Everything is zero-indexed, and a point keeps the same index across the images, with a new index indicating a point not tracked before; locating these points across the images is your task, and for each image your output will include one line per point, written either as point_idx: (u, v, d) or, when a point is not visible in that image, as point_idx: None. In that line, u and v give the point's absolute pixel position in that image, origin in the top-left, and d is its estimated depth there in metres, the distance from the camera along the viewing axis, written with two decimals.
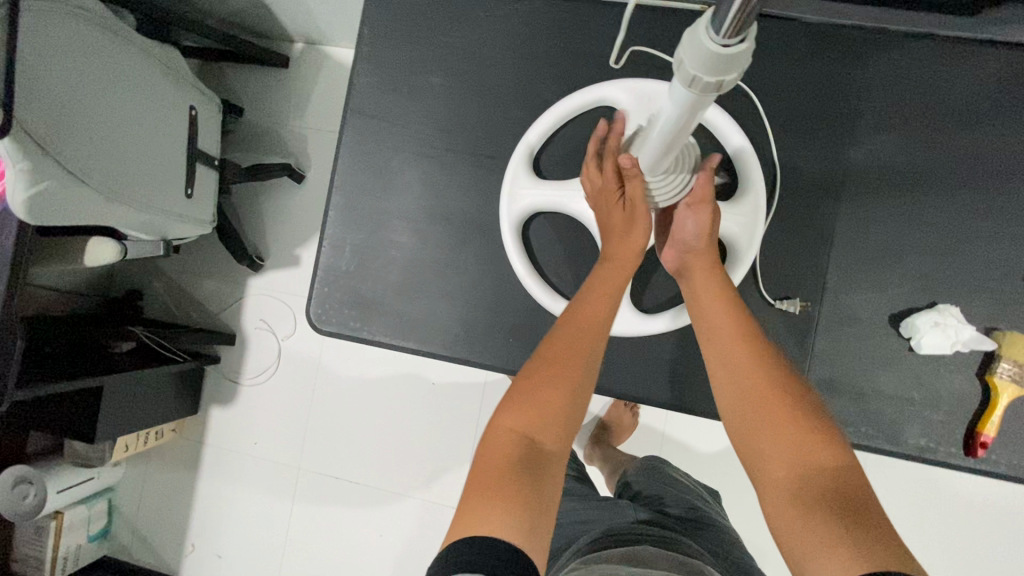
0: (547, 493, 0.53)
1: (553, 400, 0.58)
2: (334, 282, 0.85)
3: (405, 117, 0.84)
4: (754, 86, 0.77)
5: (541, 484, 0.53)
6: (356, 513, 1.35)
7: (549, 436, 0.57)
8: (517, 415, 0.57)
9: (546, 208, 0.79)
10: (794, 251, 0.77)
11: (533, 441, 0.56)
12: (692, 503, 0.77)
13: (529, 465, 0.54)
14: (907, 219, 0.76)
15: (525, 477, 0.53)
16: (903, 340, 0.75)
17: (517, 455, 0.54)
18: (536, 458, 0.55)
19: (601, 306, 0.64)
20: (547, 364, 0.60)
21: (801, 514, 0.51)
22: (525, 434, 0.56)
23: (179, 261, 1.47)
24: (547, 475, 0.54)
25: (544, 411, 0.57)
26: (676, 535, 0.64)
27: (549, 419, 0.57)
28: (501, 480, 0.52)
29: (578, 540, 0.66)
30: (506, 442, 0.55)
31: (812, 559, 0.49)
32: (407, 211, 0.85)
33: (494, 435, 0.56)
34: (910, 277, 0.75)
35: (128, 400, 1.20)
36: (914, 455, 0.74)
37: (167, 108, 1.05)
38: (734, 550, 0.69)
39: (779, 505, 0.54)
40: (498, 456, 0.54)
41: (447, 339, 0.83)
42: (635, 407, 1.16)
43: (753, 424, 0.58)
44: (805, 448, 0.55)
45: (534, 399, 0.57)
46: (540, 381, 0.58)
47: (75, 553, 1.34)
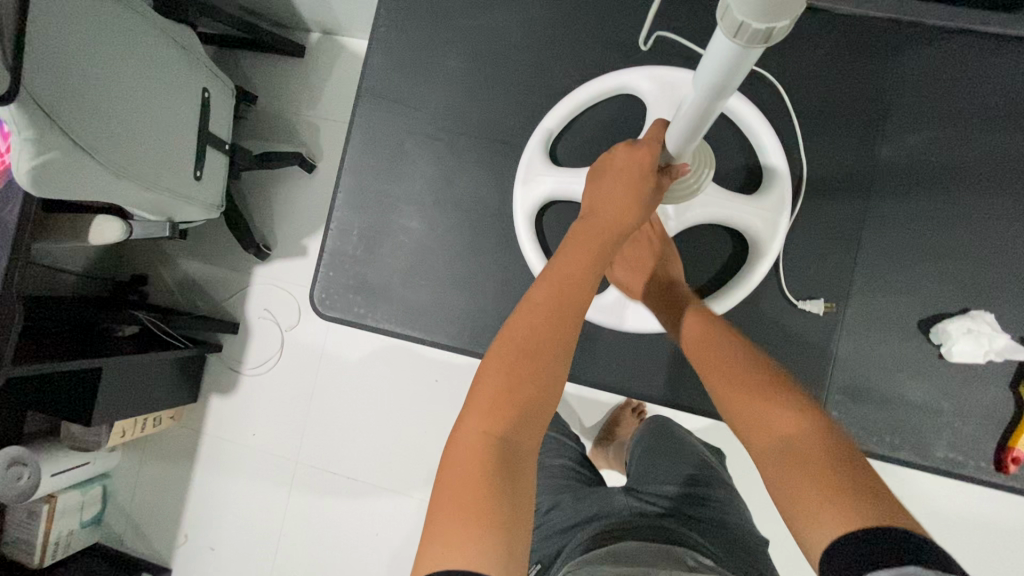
0: (522, 489, 0.49)
1: (526, 398, 0.52)
2: (340, 266, 0.83)
3: (419, 101, 0.82)
4: (781, 78, 0.75)
5: (516, 486, 0.49)
6: (352, 508, 1.32)
7: (521, 434, 0.52)
8: (483, 418, 0.52)
9: (560, 196, 0.76)
10: (818, 250, 0.74)
11: (506, 445, 0.51)
12: (692, 472, 0.74)
13: (499, 470, 0.49)
14: (939, 220, 0.72)
15: (498, 484, 0.48)
16: (932, 347, 0.71)
17: (484, 461, 0.49)
18: (509, 461, 0.50)
19: (575, 284, 0.57)
20: (514, 357, 0.54)
21: (786, 476, 0.48)
22: (495, 436, 0.51)
23: (185, 246, 1.45)
24: (518, 474, 0.50)
25: (513, 409, 0.52)
26: (671, 525, 0.62)
27: (520, 418, 0.52)
28: (470, 488, 0.48)
29: (573, 542, 0.64)
30: (473, 447, 0.50)
31: (807, 528, 0.45)
32: (417, 196, 0.82)
33: (461, 441, 0.51)
34: (943, 281, 0.72)
35: (128, 384, 1.18)
36: (940, 469, 0.70)
37: (179, 86, 1.04)
38: (737, 529, 0.66)
39: (772, 480, 0.49)
40: (465, 463, 0.49)
41: (452, 329, 0.80)
42: (642, 409, 1.12)
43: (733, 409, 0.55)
44: (779, 416, 0.51)
45: (501, 399, 0.52)
46: (506, 379, 0.53)
47: (66, 539, 1.32)
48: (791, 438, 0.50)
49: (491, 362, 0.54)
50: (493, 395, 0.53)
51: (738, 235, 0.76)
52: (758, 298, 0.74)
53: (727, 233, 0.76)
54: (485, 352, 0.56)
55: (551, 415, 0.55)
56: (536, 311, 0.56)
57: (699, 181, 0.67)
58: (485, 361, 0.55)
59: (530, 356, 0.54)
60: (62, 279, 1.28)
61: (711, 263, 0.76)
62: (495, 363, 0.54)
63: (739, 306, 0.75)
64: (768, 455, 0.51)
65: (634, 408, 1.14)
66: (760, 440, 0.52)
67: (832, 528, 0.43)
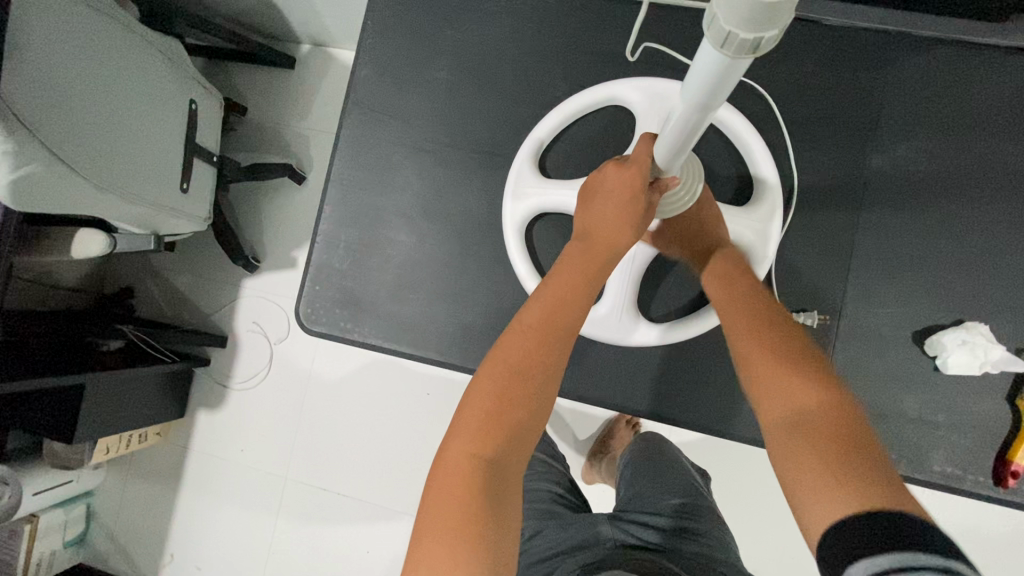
0: (507, 514, 0.48)
1: (515, 420, 0.51)
2: (326, 280, 0.81)
3: (406, 112, 0.81)
4: (769, 88, 0.74)
5: (502, 510, 0.47)
6: (342, 527, 1.30)
7: (510, 455, 0.50)
8: (470, 438, 0.50)
9: (549, 209, 0.75)
10: (811, 262, 0.73)
11: (494, 465, 0.49)
12: (681, 501, 0.72)
13: (486, 494, 0.47)
14: (932, 231, 0.71)
15: (484, 509, 0.46)
16: (928, 360, 0.70)
17: (470, 484, 0.47)
18: (495, 483, 0.48)
19: (565, 306, 0.56)
20: (505, 377, 0.52)
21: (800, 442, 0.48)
22: (483, 457, 0.49)
23: (173, 258, 1.43)
24: (506, 496, 0.48)
25: (501, 429, 0.50)
26: (656, 556, 0.60)
27: (509, 442, 0.50)
28: (455, 515, 0.46)
29: (557, 571, 0.63)
30: (459, 468, 0.48)
31: (805, 494, 0.46)
32: (405, 208, 0.81)
33: (447, 463, 0.49)
34: (937, 292, 0.71)
35: (112, 400, 1.16)
36: (939, 483, 0.69)
37: (164, 99, 1.02)
38: (725, 563, 0.64)
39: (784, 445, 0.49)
40: (450, 487, 0.48)
41: (441, 343, 0.78)
42: (636, 421, 1.10)
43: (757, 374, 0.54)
44: (797, 388, 0.51)
45: (491, 421, 0.50)
46: (495, 400, 0.51)
47: (48, 560, 1.28)
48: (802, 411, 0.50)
49: (483, 379, 0.53)
50: (483, 414, 0.51)
51: None
52: None
53: None
54: (473, 372, 0.54)
55: (541, 435, 0.53)
56: (527, 334, 0.54)
57: (689, 195, 0.65)
58: (473, 382, 0.53)
59: (523, 376, 0.52)
60: (53, 296, 1.28)
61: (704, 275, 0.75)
62: (485, 383, 0.52)
63: None
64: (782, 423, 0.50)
65: (628, 421, 1.12)
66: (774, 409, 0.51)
67: (831, 508, 0.44)
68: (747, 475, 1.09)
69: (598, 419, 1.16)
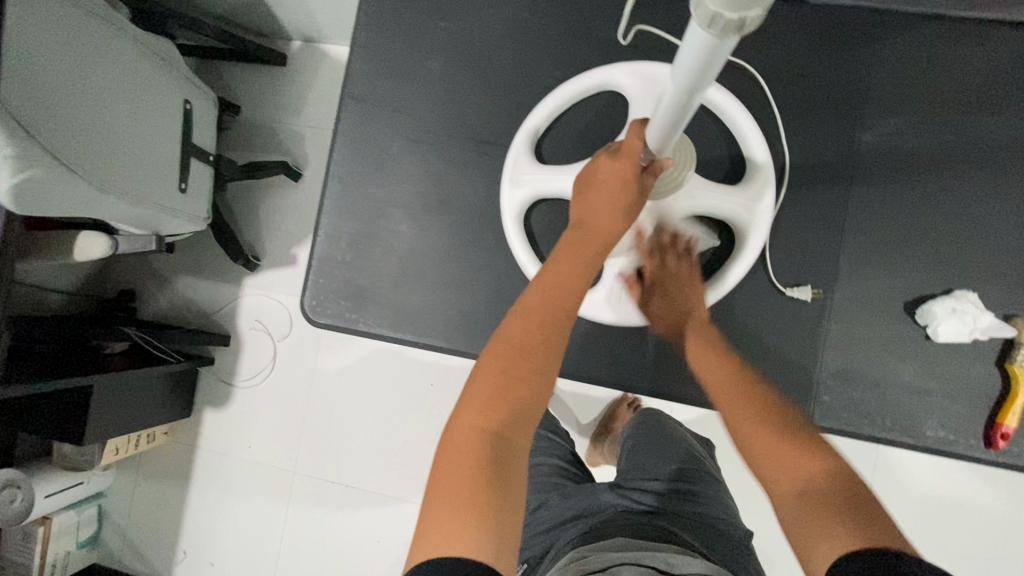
0: (513, 489, 0.49)
1: (520, 395, 0.53)
2: (329, 272, 0.82)
3: (403, 104, 0.82)
4: (760, 69, 0.76)
5: (509, 485, 0.49)
6: (352, 518, 1.32)
7: (515, 431, 0.52)
8: (478, 413, 0.52)
9: (547, 194, 0.76)
10: (804, 238, 0.74)
11: (500, 441, 0.51)
12: (680, 468, 0.75)
13: (492, 466, 0.49)
14: (920, 204, 0.73)
15: (492, 481, 0.48)
16: (918, 328, 0.72)
17: (478, 457, 0.49)
18: (501, 457, 0.50)
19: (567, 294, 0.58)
20: (509, 356, 0.54)
21: (808, 508, 0.51)
22: (490, 432, 0.51)
23: (173, 259, 1.44)
24: (511, 469, 0.50)
25: (506, 405, 0.52)
26: (661, 523, 0.63)
27: (515, 419, 0.52)
28: (462, 485, 0.48)
29: (563, 541, 0.65)
30: (467, 442, 0.50)
31: (816, 552, 0.48)
32: (404, 199, 0.82)
33: (456, 436, 0.51)
34: (927, 263, 0.73)
35: (119, 400, 1.17)
36: (931, 448, 0.71)
37: (159, 101, 1.03)
38: (722, 528, 0.67)
39: (793, 511, 0.52)
40: (458, 460, 0.49)
41: (444, 330, 0.80)
42: (638, 402, 1.12)
43: (754, 450, 0.57)
44: (794, 456, 0.54)
45: (497, 398, 0.52)
46: (500, 378, 0.53)
47: (64, 560, 1.31)
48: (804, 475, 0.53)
49: (488, 360, 0.54)
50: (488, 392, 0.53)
51: (725, 225, 0.77)
52: (746, 287, 0.75)
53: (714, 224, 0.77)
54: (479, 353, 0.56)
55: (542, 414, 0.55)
56: (529, 317, 0.56)
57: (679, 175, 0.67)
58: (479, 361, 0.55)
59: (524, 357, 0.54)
60: (48, 298, 1.28)
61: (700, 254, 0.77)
62: (490, 364, 0.54)
63: (729, 297, 0.75)
64: (788, 491, 0.53)
65: (630, 402, 1.14)
66: (778, 480, 0.54)
67: (837, 552, 0.46)
68: None
69: (600, 402, 1.18)
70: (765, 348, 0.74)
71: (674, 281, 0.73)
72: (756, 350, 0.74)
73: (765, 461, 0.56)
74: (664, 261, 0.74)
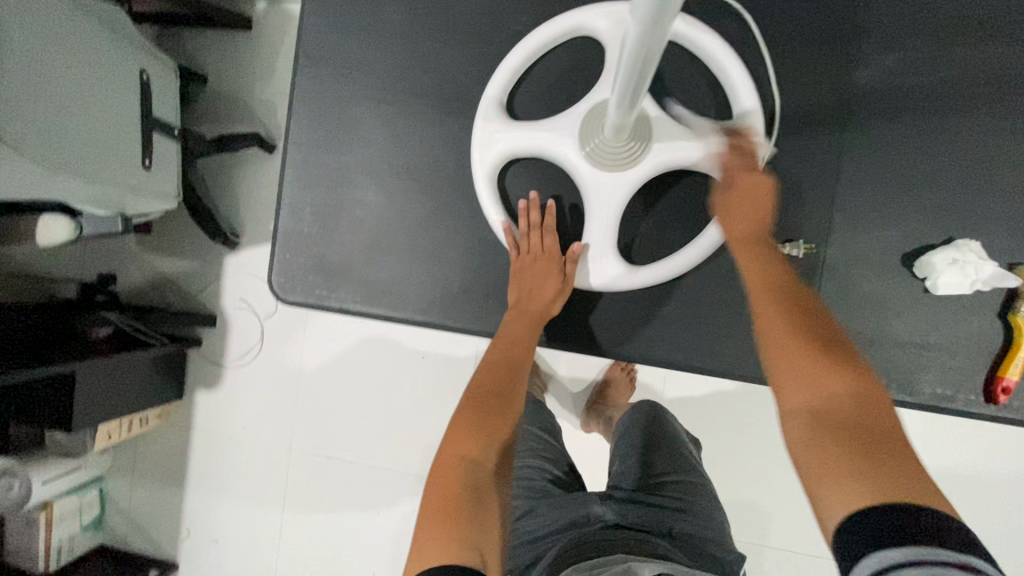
0: (491, 508, 0.54)
1: (494, 428, 0.61)
2: (296, 248, 0.78)
3: (364, 62, 0.76)
4: (748, 5, 0.69)
5: (488, 504, 0.54)
6: (350, 492, 1.32)
7: (492, 458, 0.58)
8: (460, 444, 0.58)
9: (521, 153, 0.71)
10: (795, 189, 0.69)
11: (480, 466, 0.57)
12: (672, 480, 0.74)
13: (472, 487, 0.55)
14: (921, 147, 0.68)
15: (473, 502, 0.53)
16: (916, 282, 0.68)
17: (461, 480, 0.55)
18: (479, 480, 0.56)
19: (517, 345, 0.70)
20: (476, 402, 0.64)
21: (828, 438, 0.47)
22: (471, 459, 0.57)
23: (150, 239, 1.39)
24: (490, 489, 0.56)
25: (483, 438, 0.59)
26: (648, 535, 0.63)
27: (490, 447, 0.59)
28: (445, 508, 0.52)
29: (549, 554, 0.65)
30: (451, 468, 0.56)
31: (827, 491, 0.45)
32: (371, 165, 0.77)
33: (442, 464, 0.57)
34: (927, 211, 0.68)
35: (104, 386, 1.14)
36: (929, 405, 0.68)
37: (110, 71, 0.96)
38: (713, 548, 0.66)
39: (804, 431, 0.49)
40: (442, 485, 0.55)
41: (420, 303, 0.76)
42: (631, 368, 1.10)
43: (777, 360, 0.53)
44: (819, 375, 0.50)
45: (474, 432, 0.59)
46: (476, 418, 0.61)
47: (69, 544, 1.30)
48: (824, 396, 0.49)
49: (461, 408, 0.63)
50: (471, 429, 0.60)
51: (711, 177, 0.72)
52: None
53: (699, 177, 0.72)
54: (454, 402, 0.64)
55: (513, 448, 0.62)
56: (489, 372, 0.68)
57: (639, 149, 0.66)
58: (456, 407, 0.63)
59: (495, 398, 0.65)
60: (61, 287, 1.32)
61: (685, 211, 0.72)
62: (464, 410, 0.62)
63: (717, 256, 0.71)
64: (800, 413, 0.50)
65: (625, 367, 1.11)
66: (797, 396, 0.50)
67: (854, 500, 0.43)
68: (743, 412, 1.09)
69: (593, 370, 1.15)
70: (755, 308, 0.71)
71: (747, 189, 0.61)
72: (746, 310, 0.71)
73: (783, 371, 0.52)
74: (732, 164, 0.62)
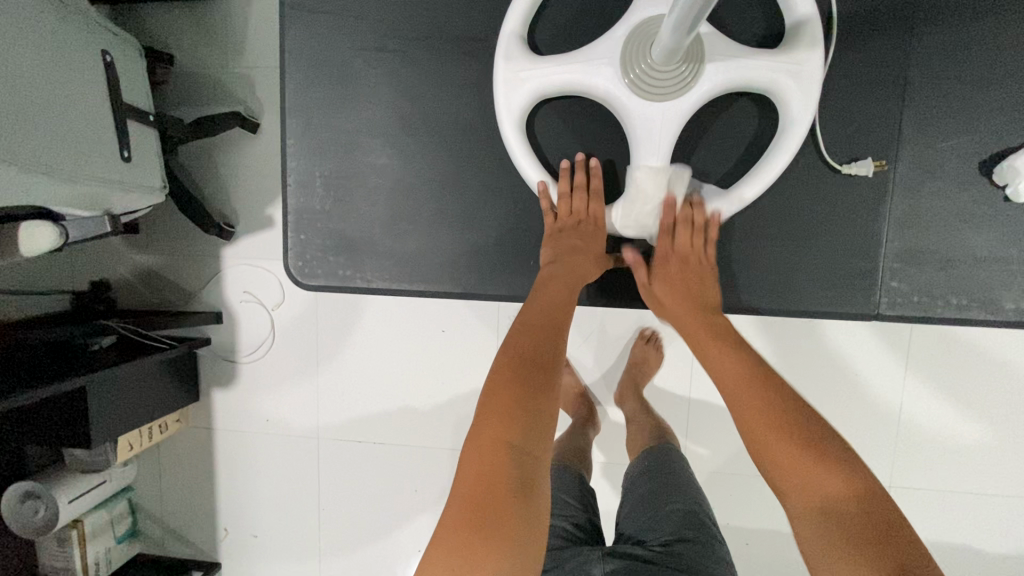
0: (536, 500, 0.49)
1: (538, 405, 0.52)
2: (309, 227, 0.71)
3: (358, 8, 0.67)
4: None
5: (532, 503, 0.49)
6: (386, 474, 1.29)
7: (532, 438, 0.51)
8: (496, 425, 0.51)
9: (550, 93, 0.63)
10: (857, 103, 0.63)
11: (519, 451, 0.50)
12: (678, 540, 0.68)
13: (511, 483, 0.49)
14: (998, 39, 0.61)
15: (514, 501, 0.48)
16: (996, 190, 0.63)
17: (497, 474, 0.49)
18: (520, 474, 0.49)
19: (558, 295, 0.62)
20: (512, 369, 0.55)
21: (830, 531, 0.50)
22: (509, 445, 0.50)
23: (138, 239, 1.31)
24: (534, 479, 0.50)
25: (522, 416, 0.51)
26: None
27: (531, 425, 0.51)
28: (477, 503, 0.48)
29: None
30: (485, 459, 0.50)
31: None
32: (381, 127, 0.69)
33: (475, 447, 0.51)
34: (1005, 112, 0.62)
35: (115, 398, 1.08)
36: (1014, 321, 0.64)
37: (68, 53, 0.85)
38: None
39: (805, 527, 0.52)
40: (476, 476, 0.50)
41: (453, 272, 0.71)
42: (657, 336, 0.97)
43: (765, 456, 0.55)
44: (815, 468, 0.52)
45: (511, 410, 0.52)
46: (511, 391, 0.53)
47: (106, 557, 1.26)
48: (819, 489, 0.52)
49: (494, 375, 0.55)
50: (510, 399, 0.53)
51: (764, 99, 0.64)
52: (794, 173, 0.64)
53: (749, 101, 0.64)
54: (489, 369, 0.56)
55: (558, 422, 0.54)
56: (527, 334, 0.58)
57: (683, 73, 0.58)
58: (490, 374, 0.55)
59: (540, 366, 0.56)
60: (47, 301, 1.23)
61: (737, 141, 0.65)
62: (497, 378, 0.54)
63: (775, 187, 0.65)
64: (805, 507, 0.52)
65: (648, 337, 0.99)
66: (794, 493, 0.53)
67: None
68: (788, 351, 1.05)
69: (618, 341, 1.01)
70: (819, 239, 0.65)
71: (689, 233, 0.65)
72: (810, 243, 0.65)
73: (780, 471, 0.54)
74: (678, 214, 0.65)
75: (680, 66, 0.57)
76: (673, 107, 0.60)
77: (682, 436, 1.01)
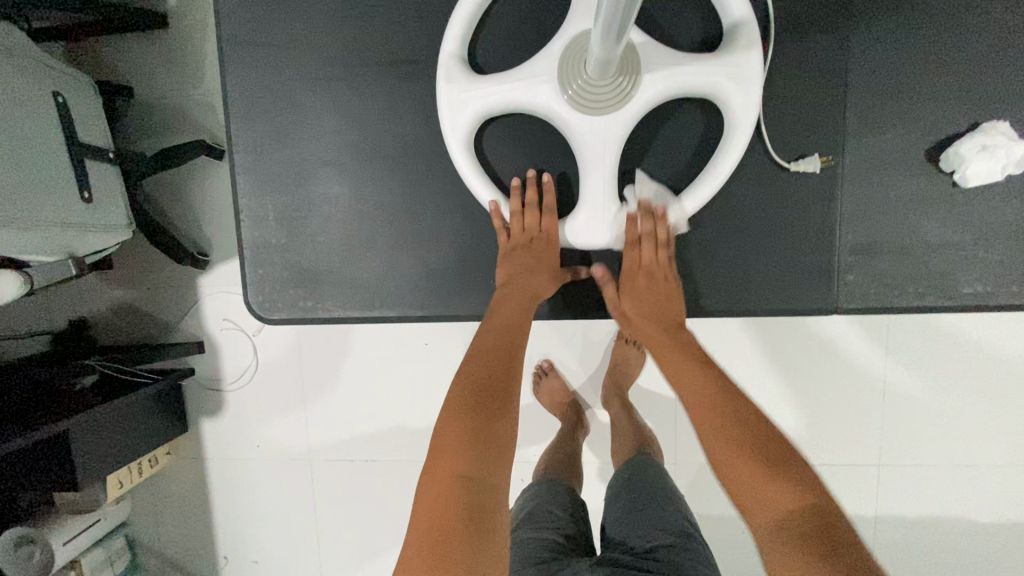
0: (493, 529, 0.50)
1: (495, 432, 0.54)
2: (268, 261, 0.71)
3: (299, 38, 0.67)
4: None
5: (489, 532, 0.50)
6: (380, 490, 1.29)
7: (487, 467, 0.52)
8: (454, 456, 0.52)
9: (494, 112, 0.63)
10: (800, 100, 0.63)
11: (475, 481, 0.51)
12: (664, 545, 0.69)
13: (467, 514, 0.50)
14: (935, 28, 0.61)
15: (471, 532, 0.49)
16: (944, 177, 0.63)
17: (454, 506, 0.50)
18: (475, 504, 0.51)
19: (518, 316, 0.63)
20: (469, 397, 0.56)
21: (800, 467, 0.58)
22: (464, 476, 0.51)
23: (113, 275, 1.30)
24: (489, 507, 0.51)
25: (477, 446, 0.53)
26: None
27: (486, 454, 0.53)
28: (435, 534, 0.49)
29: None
30: (443, 490, 0.51)
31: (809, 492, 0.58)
32: (331, 156, 0.69)
33: (432, 478, 0.52)
34: (948, 99, 0.62)
35: (100, 439, 1.06)
36: (971, 304, 0.64)
37: (16, 98, 0.84)
38: None
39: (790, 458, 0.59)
40: (434, 509, 0.51)
41: (414, 295, 0.70)
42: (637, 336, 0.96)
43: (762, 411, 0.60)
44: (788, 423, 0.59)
45: (467, 440, 0.53)
46: (467, 419, 0.54)
47: None
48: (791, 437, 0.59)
49: (450, 403, 0.56)
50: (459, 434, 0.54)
51: (709, 103, 0.64)
52: (744, 174, 0.65)
53: (695, 106, 0.64)
54: (447, 396, 0.57)
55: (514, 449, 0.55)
56: (483, 360, 0.59)
57: (622, 86, 0.58)
58: (447, 401, 0.57)
59: (491, 398, 0.56)
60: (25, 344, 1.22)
61: (685, 146, 0.65)
62: (455, 407, 0.55)
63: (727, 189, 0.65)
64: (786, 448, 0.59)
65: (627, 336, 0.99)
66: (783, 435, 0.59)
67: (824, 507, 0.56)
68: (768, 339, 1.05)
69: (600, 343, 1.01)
70: (774, 237, 0.65)
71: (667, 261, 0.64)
72: (765, 242, 0.66)
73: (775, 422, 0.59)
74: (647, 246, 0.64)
75: (619, 78, 0.58)
76: (616, 118, 0.60)
77: (665, 435, 1.01)
